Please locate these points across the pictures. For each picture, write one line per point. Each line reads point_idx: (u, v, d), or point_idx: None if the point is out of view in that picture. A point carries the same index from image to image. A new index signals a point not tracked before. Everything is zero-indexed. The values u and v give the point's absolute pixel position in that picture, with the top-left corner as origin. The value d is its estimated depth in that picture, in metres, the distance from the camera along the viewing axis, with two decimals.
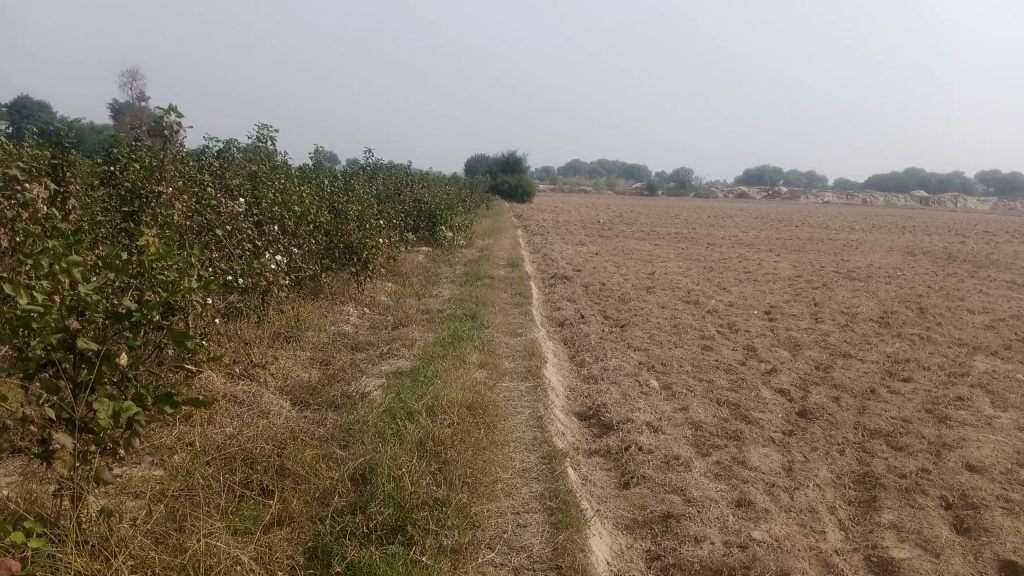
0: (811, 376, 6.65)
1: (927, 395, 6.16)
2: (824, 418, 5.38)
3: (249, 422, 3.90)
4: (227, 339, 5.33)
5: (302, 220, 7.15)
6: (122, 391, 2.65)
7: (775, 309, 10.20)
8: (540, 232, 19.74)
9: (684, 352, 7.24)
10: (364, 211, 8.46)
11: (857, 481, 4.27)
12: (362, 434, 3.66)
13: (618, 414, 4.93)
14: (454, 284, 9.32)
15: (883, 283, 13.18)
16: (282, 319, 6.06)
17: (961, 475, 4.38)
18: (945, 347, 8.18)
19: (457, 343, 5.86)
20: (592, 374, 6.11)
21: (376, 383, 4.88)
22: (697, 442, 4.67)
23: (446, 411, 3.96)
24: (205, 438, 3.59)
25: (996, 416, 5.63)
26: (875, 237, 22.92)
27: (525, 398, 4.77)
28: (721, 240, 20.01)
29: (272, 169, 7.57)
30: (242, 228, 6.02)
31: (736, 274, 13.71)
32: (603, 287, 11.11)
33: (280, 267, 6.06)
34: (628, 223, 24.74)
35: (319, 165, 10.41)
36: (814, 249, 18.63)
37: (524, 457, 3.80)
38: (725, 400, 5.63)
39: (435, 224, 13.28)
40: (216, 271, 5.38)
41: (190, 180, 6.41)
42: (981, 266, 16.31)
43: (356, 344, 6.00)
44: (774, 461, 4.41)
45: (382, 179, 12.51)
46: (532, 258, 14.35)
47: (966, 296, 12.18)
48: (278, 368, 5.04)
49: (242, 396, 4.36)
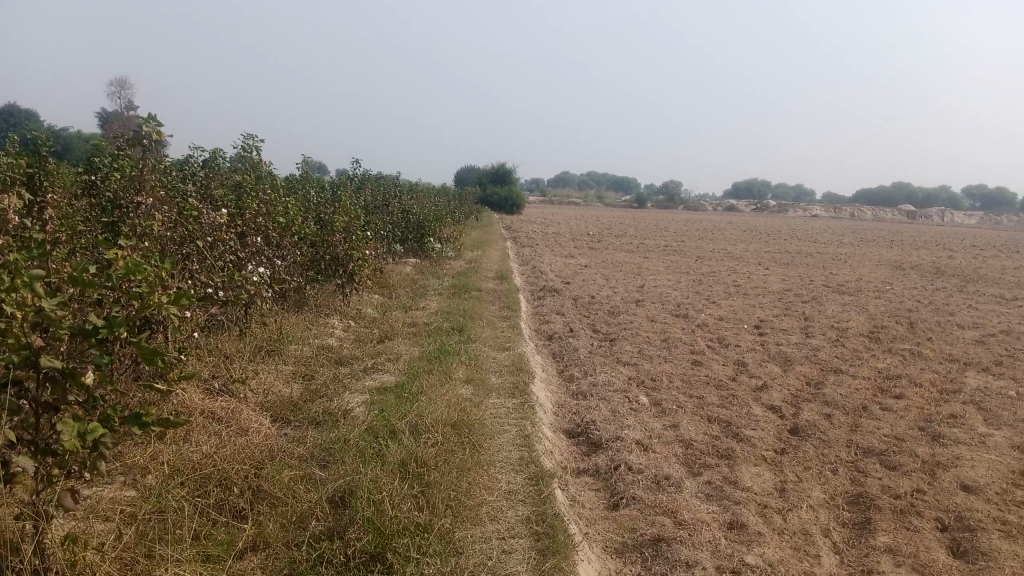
0: (802, 392, 6.57)
1: (919, 412, 6.08)
2: (816, 436, 5.29)
3: (227, 441, 3.78)
4: (207, 352, 5.21)
5: (287, 231, 7.05)
6: (89, 411, 2.53)
7: (765, 323, 10.15)
8: (529, 244, 19.67)
9: (674, 367, 7.14)
10: (351, 222, 8.35)
11: (850, 502, 4.18)
12: (343, 454, 3.54)
13: (607, 431, 4.83)
14: (441, 297, 9.22)
15: (873, 297, 13.16)
16: (265, 333, 5.94)
17: (956, 496, 4.29)
18: (936, 363, 8.12)
19: (444, 357, 5.75)
20: (581, 390, 6.01)
21: (360, 399, 4.77)
22: (688, 461, 4.57)
23: (430, 430, 3.84)
24: (181, 457, 3.47)
25: (990, 434, 5.56)
26: (863, 251, 22.97)
27: (512, 415, 4.67)
28: (710, 253, 20.00)
29: (257, 179, 7.47)
30: (224, 240, 5.91)
31: (726, 287, 13.66)
32: (592, 300, 11.02)
33: (263, 279, 5.95)
34: (617, 235, 24.71)
35: (306, 175, 10.30)
36: (802, 263, 18.65)
37: (510, 478, 3.69)
38: (716, 417, 5.54)
39: (424, 236, 13.19)
40: (197, 283, 5.27)
41: (172, 190, 6.30)
42: (969, 281, 16.33)
43: (340, 358, 5.88)
44: (766, 481, 4.32)
45: (370, 190, 12.41)
46: (521, 270, 14.27)
47: (955, 311, 12.16)
48: (258, 383, 4.92)
49: (221, 413, 4.24)
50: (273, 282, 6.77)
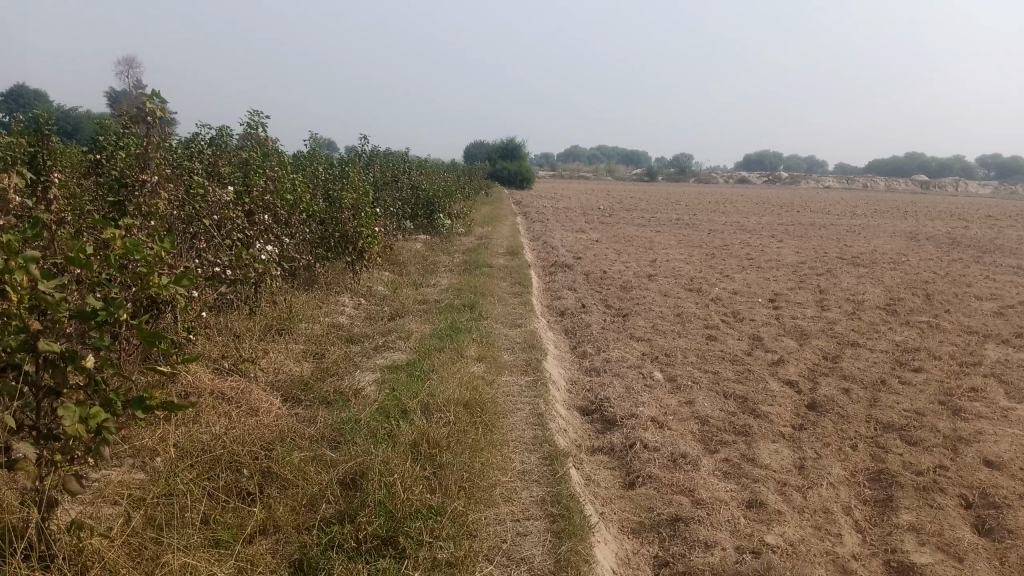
0: (819, 366, 6.47)
1: (939, 386, 5.98)
2: (835, 411, 5.20)
3: (236, 422, 3.73)
4: (216, 332, 5.16)
5: (296, 208, 6.97)
6: (89, 395, 2.47)
7: (779, 296, 10.02)
8: (540, 219, 19.52)
9: (688, 342, 7.05)
10: (360, 198, 8.26)
11: (871, 479, 4.10)
12: (354, 434, 3.48)
13: (622, 408, 4.75)
14: (452, 273, 9.14)
15: (889, 269, 13.00)
16: (275, 311, 5.88)
17: (980, 472, 4.20)
18: (955, 335, 8.00)
19: (455, 335, 5.67)
20: (595, 366, 5.94)
21: (371, 377, 4.71)
22: (704, 438, 4.49)
23: (442, 410, 3.78)
24: (190, 439, 3.42)
25: (1012, 408, 5.46)
26: (877, 222, 22.76)
27: (524, 393, 4.60)
28: (723, 226, 19.84)
29: (266, 156, 7.37)
30: (231, 218, 5.84)
31: (739, 260, 13.53)
32: (605, 275, 10.93)
33: (271, 257, 5.87)
34: (627, 209, 24.57)
35: (314, 152, 10.20)
36: (816, 235, 18.43)
37: (524, 458, 3.62)
38: (732, 393, 5.45)
39: (434, 212, 13.09)
40: (204, 262, 5.20)
41: (179, 168, 6.22)
42: (986, 251, 16.11)
43: (350, 336, 5.82)
44: (785, 458, 4.24)
45: (379, 166, 12.31)
46: (531, 245, 14.15)
47: (973, 282, 11.99)
48: (268, 363, 4.86)
49: (231, 393, 4.20)
50: (282, 260, 6.70)
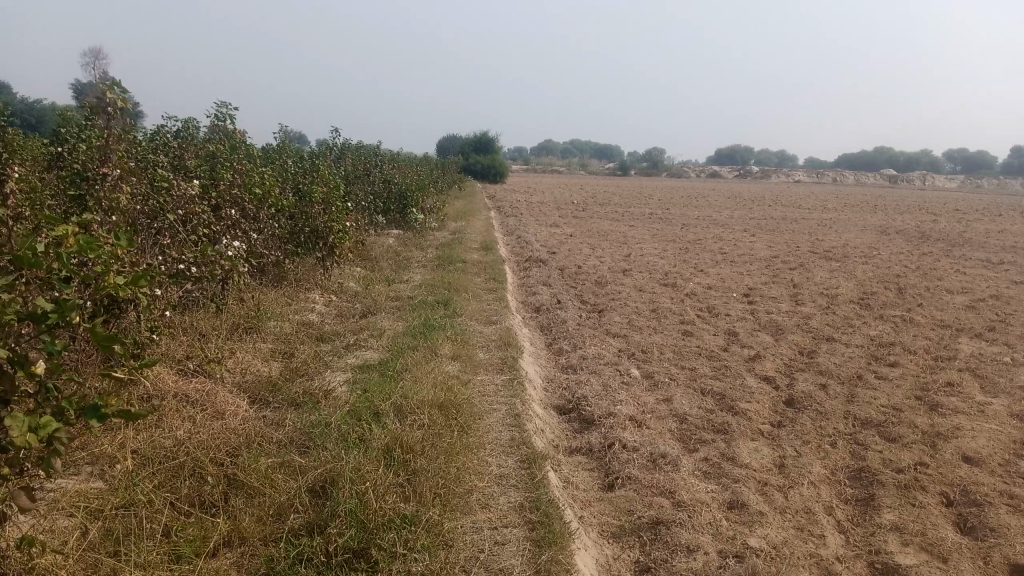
0: (795, 362, 6.43)
1: (915, 381, 5.96)
2: (812, 408, 5.15)
3: (201, 426, 3.59)
4: (181, 331, 4.99)
5: (264, 202, 6.79)
6: (39, 402, 2.33)
7: (754, 291, 10.00)
8: (514, 214, 19.40)
9: (665, 338, 6.99)
10: (331, 192, 8.09)
11: (852, 477, 4.05)
12: (324, 439, 3.35)
13: (599, 407, 4.66)
14: (426, 269, 9.01)
15: (861, 263, 13.06)
16: (242, 309, 5.71)
17: (959, 468, 4.17)
18: (929, 329, 8.02)
19: (429, 332, 5.56)
20: (571, 363, 5.84)
21: (341, 378, 4.57)
22: (683, 437, 4.42)
23: (416, 413, 3.66)
24: (152, 446, 3.28)
25: (988, 402, 5.45)
26: (848, 216, 22.93)
27: (500, 393, 4.49)
28: (696, 220, 19.87)
29: (234, 148, 7.18)
30: (197, 213, 5.67)
31: (713, 255, 13.52)
32: (579, 270, 10.85)
33: (239, 253, 5.71)
34: (600, 203, 24.53)
35: (284, 145, 10.00)
36: (788, 229, 18.50)
37: (501, 462, 3.52)
38: (709, 390, 5.38)
39: (407, 207, 12.93)
40: (168, 259, 5.02)
41: (143, 161, 6.03)
42: (955, 245, 16.25)
43: (320, 335, 5.67)
44: (764, 457, 4.18)
45: (350, 160, 12.12)
46: (505, 240, 14.03)
47: (943, 276, 12.07)
48: (236, 364, 4.71)
49: (196, 397, 4.06)
50: (250, 256, 6.53)
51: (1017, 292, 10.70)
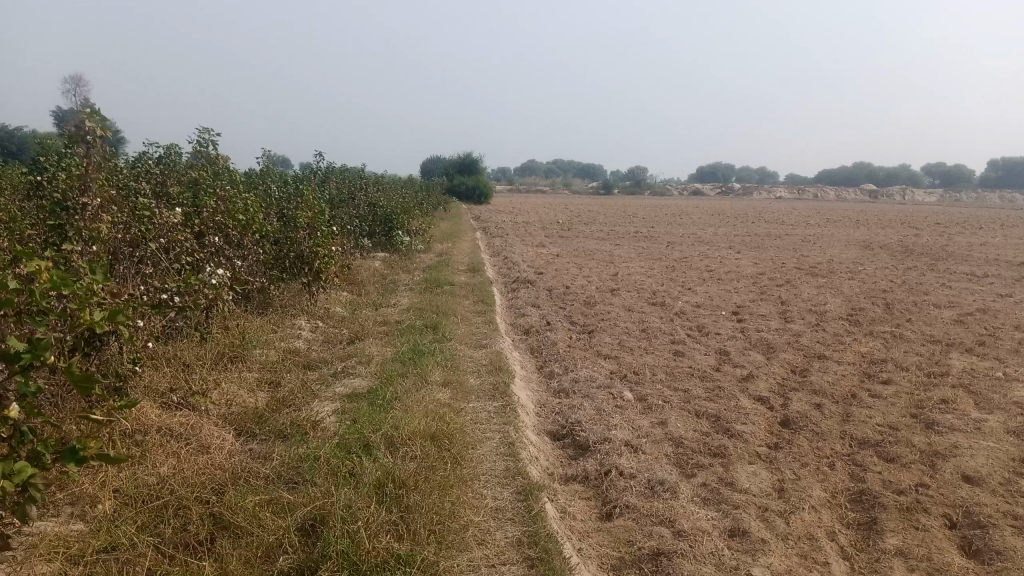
0: (789, 381, 6.37)
1: (910, 398, 5.92)
2: (808, 428, 5.09)
3: (185, 463, 3.48)
4: (164, 362, 4.88)
5: (248, 229, 6.69)
6: (13, 447, 2.24)
7: (743, 309, 9.96)
8: (499, 234, 19.36)
9: (656, 359, 6.92)
10: (316, 216, 8.00)
11: (853, 500, 3.98)
12: (314, 474, 3.25)
13: (594, 432, 4.57)
14: (413, 292, 8.92)
15: (847, 279, 13.08)
16: (226, 338, 5.60)
17: (961, 489, 4.10)
18: (920, 345, 7.99)
19: (419, 358, 5.46)
20: (563, 387, 5.76)
21: (330, 407, 4.47)
22: (680, 462, 4.34)
23: (408, 445, 3.56)
24: (136, 486, 3.17)
25: (984, 419, 5.40)
26: (831, 231, 23.06)
27: (493, 420, 4.40)
28: (681, 238, 19.89)
29: (216, 174, 7.09)
30: (179, 241, 5.57)
31: (699, 273, 13.51)
32: (568, 291, 10.79)
33: (222, 280, 5.61)
34: (585, 223, 24.56)
35: (268, 169, 9.91)
36: (773, 246, 18.54)
37: (496, 494, 3.42)
38: (704, 412, 5.31)
39: (392, 229, 12.85)
40: (149, 289, 4.91)
41: (124, 189, 5.93)
42: (939, 259, 16.33)
43: (307, 363, 5.57)
44: (763, 481, 4.10)
45: (335, 183, 12.04)
46: (491, 261, 13.96)
47: (930, 290, 12.09)
48: (220, 395, 4.60)
49: (181, 431, 3.95)
50: (235, 283, 6.42)
51: (1003, 306, 10.72)
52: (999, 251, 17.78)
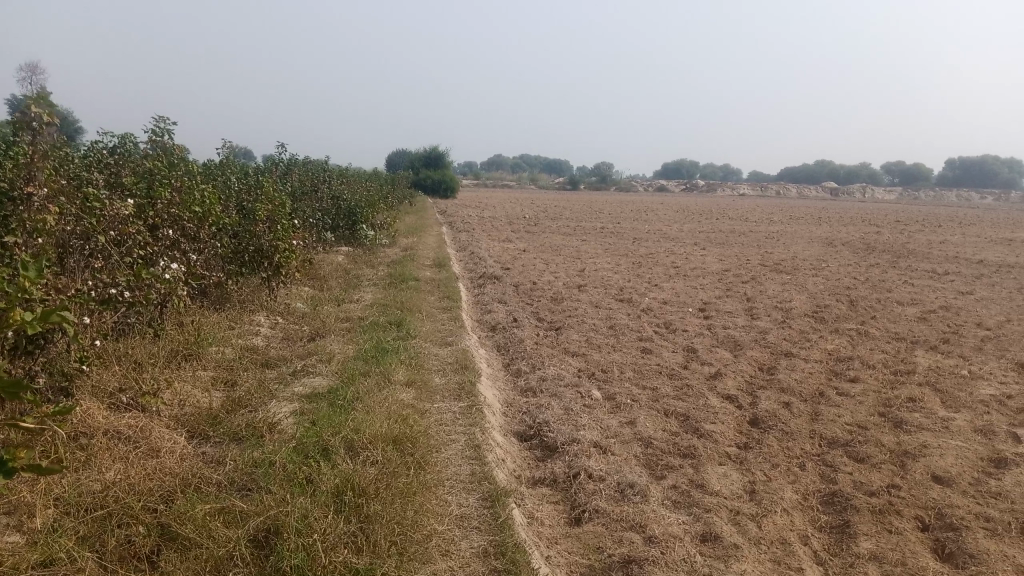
0: (757, 379, 6.32)
1: (878, 396, 5.89)
2: (778, 427, 5.02)
3: (132, 469, 3.29)
4: (114, 360, 4.66)
5: (205, 221, 6.45)
6: None
7: (709, 306, 9.92)
8: (465, 229, 19.18)
9: (624, 357, 6.83)
10: (276, 209, 7.77)
11: (825, 502, 3.91)
12: (268, 480, 3.09)
13: (562, 433, 4.46)
14: (377, 288, 8.74)
15: (811, 275, 13.14)
16: (181, 335, 5.38)
17: (932, 490, 4.06)
18: (885, 342, 8.00)
19: (382, 357, 5.31)
20: (530, 386, 5.63)
21: (288, 408, 4.30)
22: (650, 463, 4.24)
23: (370, 449, 3.41)
24: (78, 495, 2.98)
25: (951, 418, 5.39)
26: (795, 228, 23.23)
27: (458, 421, 4.26)
28: (647, 234, 19.88)
29: (172, 165, 6.84)
30: (130, 233, 5.35)
31: (666, 269, 13.48)
32: (535, 287, 10.66)
33: (177, 274, 5.40)
34: (552, 218, 24.44)
35: (227, 160, 9.64)
36: (738, 242, 18.61)
37: (462, 501, 3.29)
38: (673, 411, 5.21)
39: (356, 223, 12.62)
40: (98, 284, 4.67)
41: (75, 179, 5.68)
42: (900, 256, 16.49)
43: (266, 361, 5.38)
44: (734, 483, 4.01)
45: (297, 176, 11.79)
46: (458, 256, 13.79)
47: (892, 287, 12.18)
48: (173, 396, 4.40)
49: (129, 435, 3.76)
50: (190, 277, 6.20)
51: (965, 303, 10.82)
52: (958, 249, 18.03)
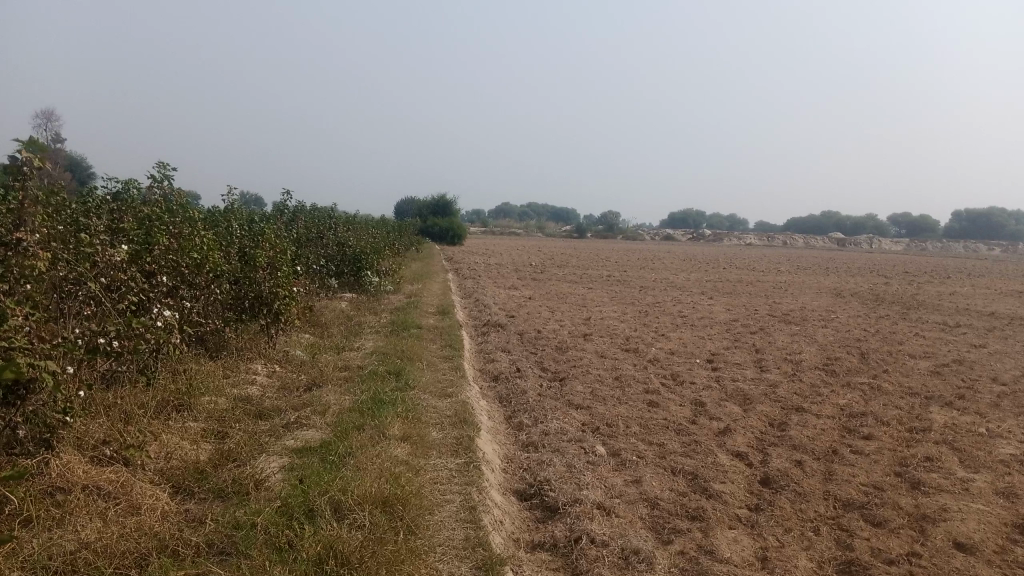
0: (767, 435, 6.10)
1: (893, 455, 5.67)
2: (790, 487, 4.80)
3: (108, 526, 3.11)
4: (101, 410, 4.50)
5: (202, 268, 6.33)
6: None
7: (717, 357, 9.72)
8: (471, 276, 19.09)
9: (629, 410, 6.63)
10: (277, 255, 7.66)
11: (841, 571, 3.69)
12: (248, 546, 2.92)
13: (564, 493, 4.26)
14: (378, 336, 8.58)
15: (820, 327, 12.94)
16: (172, 384, 5.22)
17: (955, 559, 3.83)
18: (899, 397, 7.78)
19: (378, 409, 5.13)
20: (531, 440, 5.43)
21: (278, 464, 4.12)
22: (656, 526, 4.04)
23: (358, 513, 3.23)
24: (46, 558, 2.79)
25: (971, 479, 5.16)
26: (803, 279, 23.04)
27: (455, 480, 4.08)
28: (654, 283, 19.75)
29: (172, 211, 6.74)
30: (124, 279, 5.23)
31: (672, 318, 13.30)
32: (539, 336, 10.49)
33: (171, 322, 5.26)
34: (559, 266, 24.35)
35: (231, 206, 9.57)
36: (746, 291, 18.47)
37: (454, 569, 3.10)
38: (680, 469, 5.01)
39: (361, 269, 12.52)
40: (86, 332, 4.51)
41: (71, 224, 5.58)
42: (910, 308, 16.28)
43: (259, 412, 5.20)
44: (745, 549, 3.80)
45: (302, 223, 11.71)
46: (462, 303, 13.64)
47: (903, 339, 11.97)
48: (160, 449, 4.23)
49: (109, 490, 3.58)
50: (185, 324, 6.06)
51: (978, 357, 10.58)
52: (968, 301, 17.84)
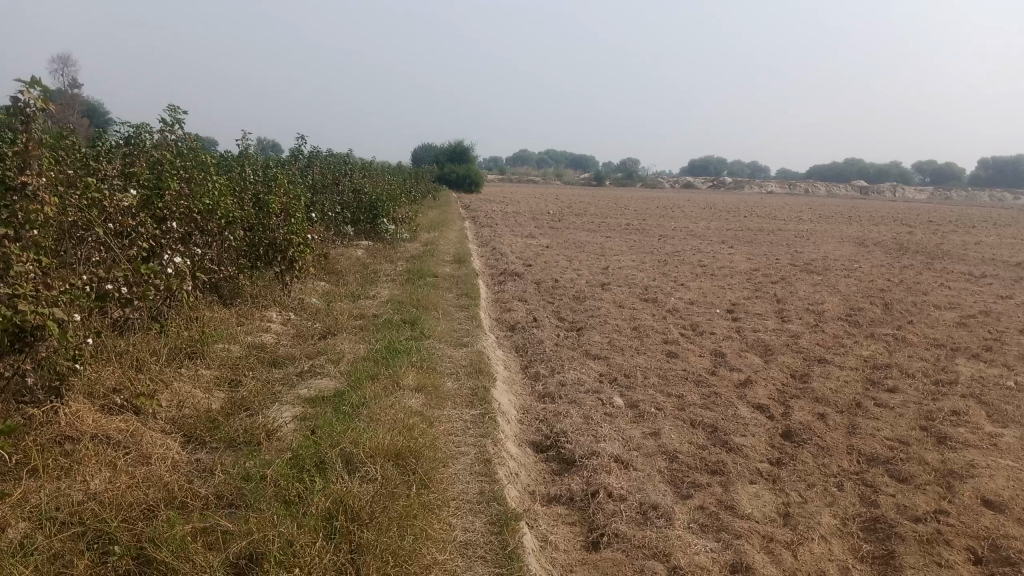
0: (788, 387, 5.99)
1: (918, 409, 5.53)
2: (812, 441, 4.69)
3: (117, 476, 3.05)
4: (112, 357, 4.43)
5: (214, 214, 6.21)
6: None
7: (738, 307, 9.56)
8: (489, 224, 18.88)
9: (648, 360, 6.52)
10: (291, 201, 7.52)
11: (866, 528, 3.60)
12: (256, 498, 2.86)
13: (581, 445, 4.18)
14: (394, 284, 8.48)
15: (843, 276, 12.72)
16: (185, 332, 5.15)
17: (984, 517, 3.72)
18: (924, 349, 7.62)
19: (393, 358, 5.04)
20: (548, 391, 5.34)
21: (290, 414, 4.05)
22: (674, 480, 3.96)
23: (369, 467, 3.16)
24: (50, 510, 2.72)
25: (1000, 434, 5.03)
26: (826, 227, 22.66)
27: (470, 432, 4.00)
28: (674, 232, 19.48)
29: (183, 156, 6.60)
30: (132, 225, 5.13)
31: (692, 268, 13.10)
32: (557, 285, 10.36)
33: (181, 268, 5.16)
34: (577, 214, 24.07)
35: (245, 152, 9.40)
36: (766, 240, 18.18)
37: (467, 525, 3.03)
38: (700, 421, 4.91)
39: (377, 216, 12.36)
40: (93, 279, 4.40)
41: (80, 167, 5.45)
42: (934, 257, 15.93)
43: (273, 360, 5.13)
44: (767, 505, 3.71)
45: (317, 169, 11.53)
46: (479, 252, 13.49)
47: (928, 290, 11.72)
48: (171, 397, 4.17)
49: (119, 440, 3.52)
50: (197, 270, 5.97)
51: (1005, 308, 10.35)
52: (994, 250, 17.50)
